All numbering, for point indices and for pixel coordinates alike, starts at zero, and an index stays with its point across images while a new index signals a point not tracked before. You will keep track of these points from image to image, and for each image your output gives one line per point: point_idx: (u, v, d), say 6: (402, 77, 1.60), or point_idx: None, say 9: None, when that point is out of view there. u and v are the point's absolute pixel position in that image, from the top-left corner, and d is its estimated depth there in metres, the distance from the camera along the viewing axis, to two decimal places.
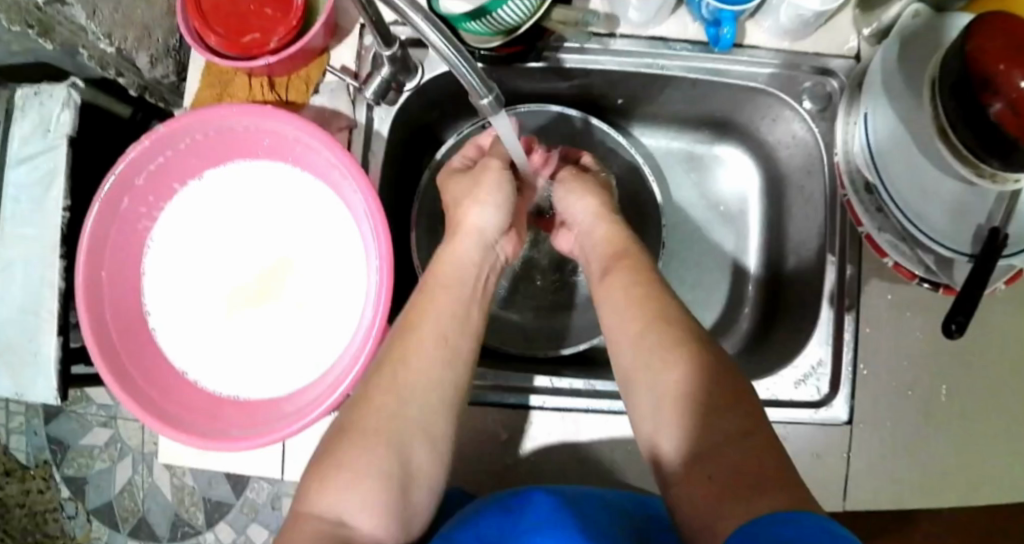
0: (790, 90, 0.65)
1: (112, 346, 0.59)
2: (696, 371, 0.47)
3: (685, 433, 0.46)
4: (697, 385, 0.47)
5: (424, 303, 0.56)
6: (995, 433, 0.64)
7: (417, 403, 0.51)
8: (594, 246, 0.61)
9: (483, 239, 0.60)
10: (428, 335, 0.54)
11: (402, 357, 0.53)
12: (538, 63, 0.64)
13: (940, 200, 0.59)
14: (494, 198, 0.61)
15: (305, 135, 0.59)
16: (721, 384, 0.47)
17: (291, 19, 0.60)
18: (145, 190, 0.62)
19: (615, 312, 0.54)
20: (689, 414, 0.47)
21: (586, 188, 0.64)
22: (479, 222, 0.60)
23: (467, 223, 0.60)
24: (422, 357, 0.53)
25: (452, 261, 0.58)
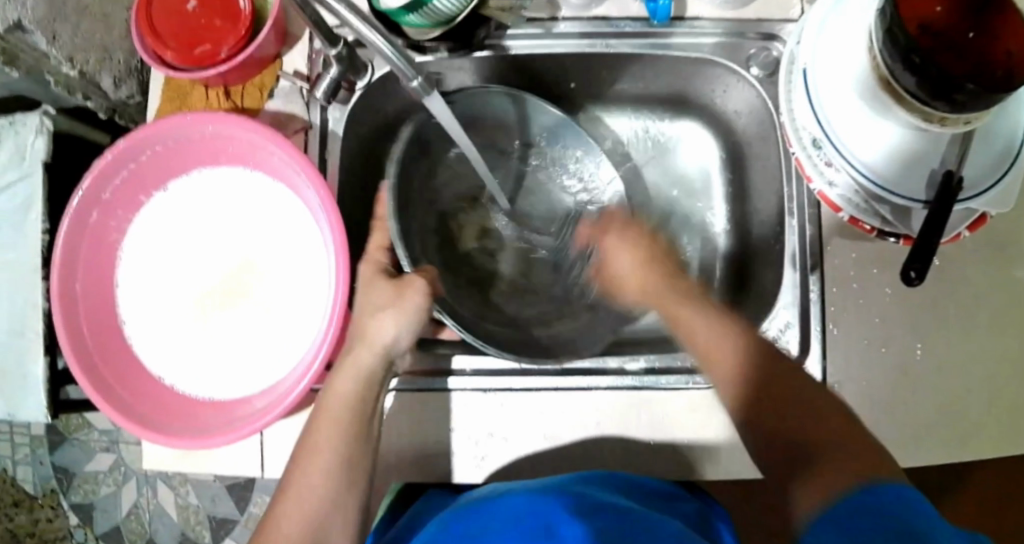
0: (735, 57, 0.65)
1: (90, 356, 0.60)
2: (748, 344, 0.52)
3: (739, 380, 0.51)
4: (754, 358, 0.51)
5: (311, 452, 0.54)
6: (979, 385, 0.63)
7: (316, 527, 0.51)
8: (626, 267, 0.60)
9: (371, 363, 0.56)
10: (318, 489, 0.53)
11: (283, 511, 0.52)
12: (483, 53, 0.66)
13: (892, 149, 0.57)
14: (404, 315, 0.58)
15: (258, 137, 0.60)
16: (768, 368, 0.51)
17: (239, 29, 0.62)
18: (114, 204, 0.63)
19: (620, 252, 0.61)
20: (771, 396, 0.49)
21: (622, 240, 0.61)
22: (382, 337, 0.57)
23: (367, 341, 0.57)
24: (304, 516, 0.51)
25: (340, 400, 0.55)
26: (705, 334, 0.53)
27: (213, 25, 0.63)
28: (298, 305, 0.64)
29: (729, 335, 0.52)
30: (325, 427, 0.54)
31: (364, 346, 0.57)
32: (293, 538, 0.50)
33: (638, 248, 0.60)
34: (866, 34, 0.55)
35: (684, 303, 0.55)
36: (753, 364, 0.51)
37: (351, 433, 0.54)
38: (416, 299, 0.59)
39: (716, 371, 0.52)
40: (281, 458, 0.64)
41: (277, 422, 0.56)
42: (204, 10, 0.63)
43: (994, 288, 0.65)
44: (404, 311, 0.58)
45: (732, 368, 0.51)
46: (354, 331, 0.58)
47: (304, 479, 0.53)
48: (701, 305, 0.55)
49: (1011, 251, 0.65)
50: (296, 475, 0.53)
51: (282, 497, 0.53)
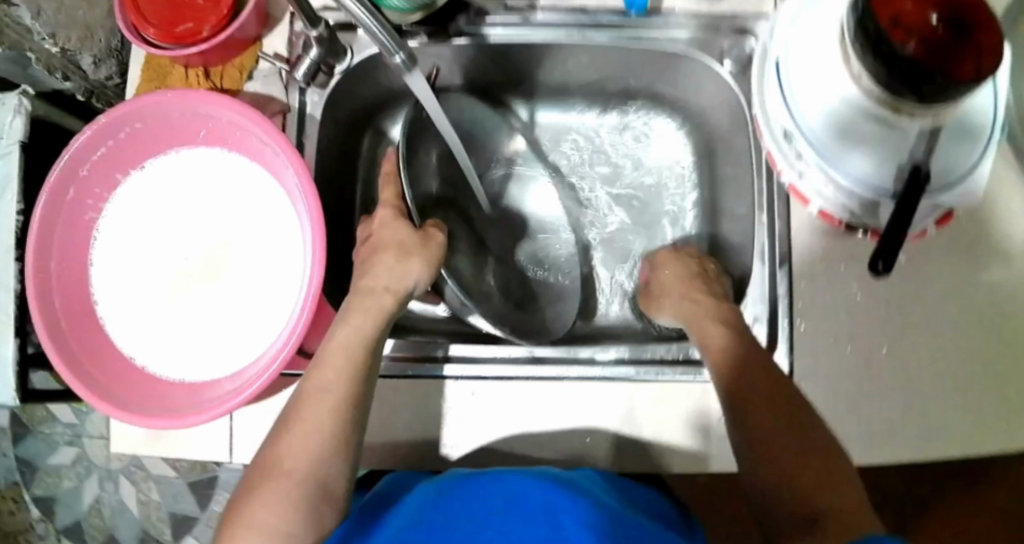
0: (710, 51, 0.66)
1: (59, 332, 0.60)
2: (734, 337, 0.58)
3: (730, 333, 0.58)
4: (734, 347, 0.57)
5: (319, 391, 0.54)
6: (945, 384, 0.63)
7: (320, 461, 0.52)
8: (670, 290, 0.66)
9: (391, 299, 0.59)
10: (324, 422, 0.53)
11: (286, 445, 0.52)
12: (462, 40, 0.66)
13: (859, 143, 0.59)
14: (423, 258, 0.61)
15: (238, 117, 0.61)
16: (765, 371, 0.55)
17: (221, 9, 0.63)
18: (91, 181, 0.63)
19: (674, 274, 0.68)
20: (751, 382, 0.54)
21: (679, 265, 0.68)
22: (405, 277, 0.60)
23: (392, 278, 0.60)
24: (311, 448, 0.52)
25: (354, 341, 0.56)
26: (710, 329, 0.59)
27: (196, 4, 0.63)
28: (271, 287, 0.64)
29: (713, 331, 0.59)
30: (336, 360, 0.55)
31: (387, 283, 0.60)
32: (294, 472, 0.51)
33: (703, 269, 0.67)
34: (839, 29, 0.56)
35: (703, 305, 0.62)
36: (731, 352, 0.57)
37: (360, 368, 0.55)
38: (438, 248, 0.63)
39: (705, 336, 0.59)
40: (247, 440, 0.63)
41: (244, 400, 0.56)
42: None
43: (961, 286, 0.65)
44: (429, 260, 0.62)
45: (722, 328, 0.59)
46: (376, 270, 0.60)
47: (305, 416, 0.53)
48: (725, 309, 0.61)
49: (978, 250, 0.66)
50: (299, 414, 0.54)
51: (285, 433, 0.53)
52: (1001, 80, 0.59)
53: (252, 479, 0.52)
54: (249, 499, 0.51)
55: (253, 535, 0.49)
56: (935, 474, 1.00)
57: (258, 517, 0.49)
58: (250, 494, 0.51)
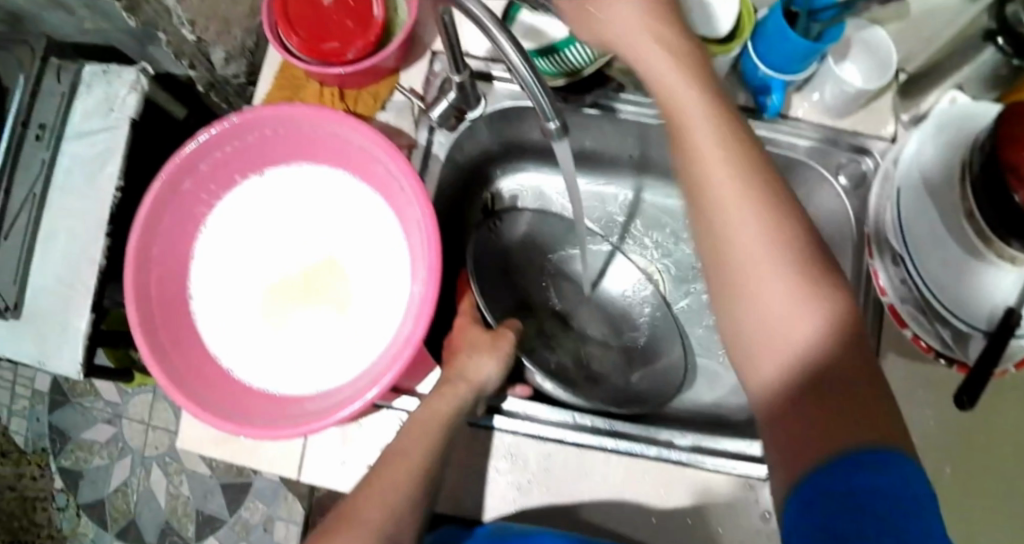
0: (826, 163, 0.69)
1: (153, 321, 0.60)
2: (836, 320, 0.40)
3: (830, 318, 0.40)
4: (835, 347, 0.39)
5: (397, 468, 0.54)
6: (999, 519, 0.66)
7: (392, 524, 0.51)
8: (654, 68, 0.45)
9: (467, 392, 0.60)
10: (403, 487, 0.53)
11: (362, 516, 0.50)
12: (592, 110, 0.67)
13: (964, 276, 0.60)
14: (496, 358, 0.63)
15: (370, 144, 0.61)
16: (858, 377, 0.39)
17: (369, 34, 0.64)
18: (210, 178, 0.64)
19: (706, 123, 0.43)
20: (832, 384, 0.39)
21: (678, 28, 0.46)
22: (481, 372, 0.61)
23: (468, 369, 0.61)
24: (388, 510, 0.51)
25: (431, 424, 0.57)
26: (751, 276, 0.41)
27: (345, 24, 0.65)
28: (371, 314, 0.65)
29: (816, 306, 0.40)
30: (423, 431, 0.56)
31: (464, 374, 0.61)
32: (369, 530, 0.50)
33: (694, 51, 0.46)
34: (959, 162, 0.59)
35: (750, 204, 0.41)
36: (820, 358, 0.39)
37: (441, 446, 0.56)
38: (507, 346, 0.65)
39: (760, 294, 0.41)
40: (321, 461, 0.64)
41: (335, 426, 0.56)
42: (339, 10, 0.65)
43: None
44: (500, 358, 0.64)
45: (817, 313, 0.40)
46: (454, 365, 0.62)
47: (379, 489, 0.52)
48: (756, 153, 0.43)
49: None
50: (373, 486, 0.52)
51: (359, 501, 0.52)
52: None
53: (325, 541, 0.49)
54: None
55: None
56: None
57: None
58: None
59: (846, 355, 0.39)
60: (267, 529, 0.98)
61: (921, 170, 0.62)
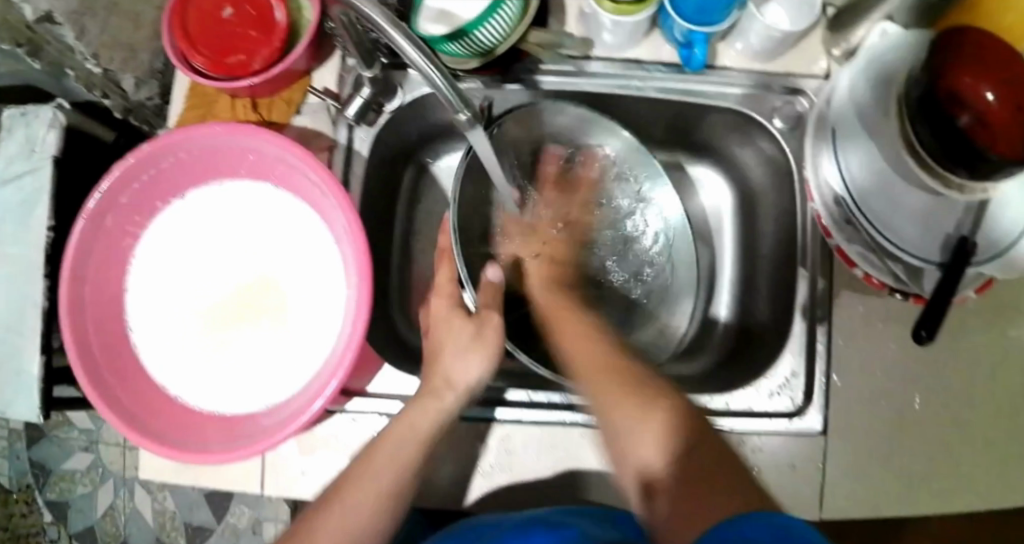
0: (760, 108, 0.66)
1: (94, 361, 0.59)
2: (675, 420, 0.49)
3: (659, 435, 0.48)
4: (678, 428, 0.48)
5: (360, 505, 0.52)
6: (968, 442, 0.65)
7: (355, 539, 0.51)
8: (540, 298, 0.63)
9: (448, 400, 0.58)
10: (369, 504, 0.52)
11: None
12: (514, 86, 0.66)
13: (911, 213, 0.60)
14: (485, 355, 0.59)
15: (287, 154, 0.60)
16: (690, 450, 0.47)
17: (274, 41, 0.62)
18: (131, 209, 0.63)
19: (576, 340, 0.56)
20: (694, 468, 0.46)
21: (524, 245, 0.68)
22: (466, 377, 0.59)
23: (453, 376, 0.58)
24: (349, 529, 0.51)
25: (403, 454, 0.54)
26: (620, 400, 0.51)
27: (250, 35, 0.63)
28: (311, 322, 0.64)
29: (648, 411, 0.49)
30: (396, 443, 0.55)
31: (448, 381, 0.58)
32: None
33: (566, 308, 0.61)
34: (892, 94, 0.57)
35: (596, 371, 0.53)
36: (673, 429, 0.48)
37: (421, 459, 0.55)
38: (496, 337, 0.60)
39: (630, 442, 0.49)
40: (282, 475, 0.64)
41: (284, 443, 0.56)
42: (240, 19, 0.62)
43: (988, 348, 0.67)
44: (491, 354, 0.59)
45: (641, 408, 0.49)
46: (431, 390, 0.58)
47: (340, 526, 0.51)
48: (598, 332, 0.57)
49: (1008, 312, 0.67)
50: (333, 522, 0.51)
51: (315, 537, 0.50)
52: None
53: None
54: None
55: None
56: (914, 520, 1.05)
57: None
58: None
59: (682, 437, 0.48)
60: (255, 532, 1.00)
61: (857, 108, 0.60)
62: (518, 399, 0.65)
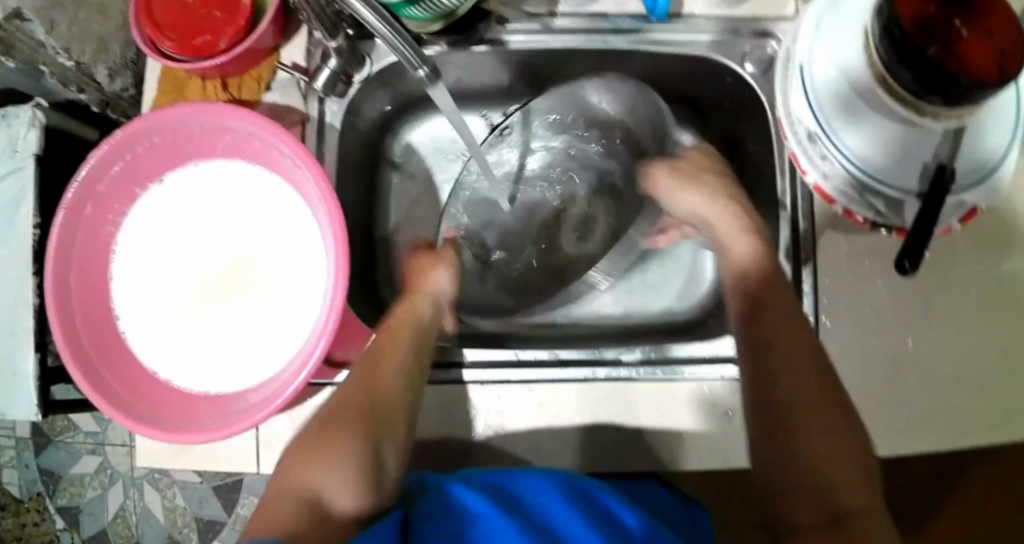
0: (730, 53, 0.66)
1: (83, 348, 0.60)
2: (761, 253, 0.58)
3: (755, 248, 0.58)
4: (765, 270, 0.56)
5: (382, 373, 0.54)
6: (969, 376, 0.64)
7: (388, 406, 0.52)
8: (661, 178, 0.67)
9: (428, 306, 0.61)
10: (390, 376, 0.54)
11: (345, 415, 0.50)
12: (482, 47, 0.66)
13: (887, 146, 0.58)
14: (449, 267, 0.65)
15: (257, 128, 0.60)
16: (795, 339, 0.52)
17: (238, 20, 0.63)
18: (109, 197, 0.63)
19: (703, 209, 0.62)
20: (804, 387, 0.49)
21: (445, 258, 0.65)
22: (435, 285, 0.63)
23: (424, 287, 0.62)
24: (379, 390, 0.52)
25: (407, 336, 0.57)
26: (735, 232, 0.59)
27: (213, 15, 0.63)
28: (295, 296, 0.64)
29: (756, 244, 0.58)
30: (395, 329, 0.57)
31: (421, 291, 0.62)
32: (355, 415, 0.50)
33: (707, 162, 0.66)
34: (863, 29, 0.55)
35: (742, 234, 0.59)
36: (766, 271, 0.56)
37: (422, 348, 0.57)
38: (452, 257, 0.66)
39: (743, 266, 0.57)
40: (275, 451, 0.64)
41: (273, 414, 0.56)
42: (203, 1, 0.63)
43: (982, 278, 0.65)
44: (451, 267, 0.65)
45: (750, 243, 0.59)
46: (412, 295, 0.62)
47: (368, 393, 0.52)
48: (716, 185, 0.63)
49: (998, 242, 0.66)
50: (359, 388, 0.53)
51: (348, 401, 0.51)
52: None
53: (300, 459, 0.47)
54: (310, 448, 0.48)
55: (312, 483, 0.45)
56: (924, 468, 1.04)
57: (328, 482, 0.46)
58: (312, 457, 0.47)
59: (768, 285, 0.55)
60: None
61: (824, 42, 0.59)
62: (509, 358, 0.66)
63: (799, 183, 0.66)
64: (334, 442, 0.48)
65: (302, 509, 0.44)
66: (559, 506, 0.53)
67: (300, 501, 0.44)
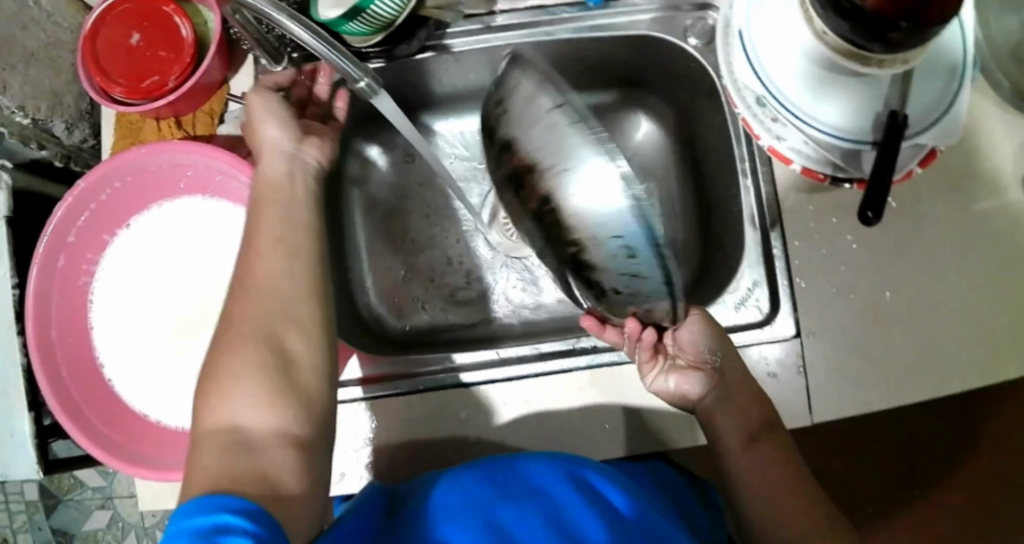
0: (672, 29, 0.67)
1: (72, 399, 0.60)
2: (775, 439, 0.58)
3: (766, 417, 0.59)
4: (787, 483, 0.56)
5: (256, 269, 0.51)
6: (953, 319, 0.63)
7: (276, 300, 0.50)
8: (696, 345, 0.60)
9: (278, 179, 0.56)
10: (268, 270, 0.51)
11: (236, 331, 0.49)
12: (427, 54, 0.68)
13: (838, 98, 0.58)
14: (271, 111, 0.57)
15: (214, 161, 0.61)
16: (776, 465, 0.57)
17: (183, 57, 0.63)
18: (79, 246, 0.64)
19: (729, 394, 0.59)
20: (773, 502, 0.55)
21: (261, 104, 0.58)
22: (270, 138, 0.57)
23: (260, 146, 0.57)
24: (263, 290, 0.50)
25: (276, 209, 0.54)
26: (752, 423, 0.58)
27: (159, 56, 0.64)
28: None
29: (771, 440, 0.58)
30: (264, 213, 0.54)
31: (263, 152, 0.57)
32: (248, 330, 0.49)
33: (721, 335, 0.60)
34: None
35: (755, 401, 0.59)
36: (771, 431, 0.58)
37: (297, 221, 0.54)
38: (259, 99, 0.58)
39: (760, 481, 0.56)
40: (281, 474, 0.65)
41: None
42: (148, 43, 0.64)
43: (953, 219, 0.65)
44: (263, 108, 0.57)
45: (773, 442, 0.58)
46: (261, 163, 0.57)
47: (251, 297, 0.51)
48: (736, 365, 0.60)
49: (963, 182, 0.66)
50: (246, 298, 0.51)
51: (231, 319, 0.50)
52: (966, 13, 0.60)
53: (208, 396, 0.47)
54: (210, 375, 0.48)
55: (222, 408, 0.46)
56: (918, 419, 1.05)
57: (242, 403, 0.46)
58: (220, 388, 0.47)
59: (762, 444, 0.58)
60: None
61: (760, 5, 0.59)
62: (489, 357, 0.68)
63: (755, 146, 0.67)
64: (232, 368, 0.47)
65: (229, 442, 0.44)
66: (567, 491, 0.55)
67: (224, 432, 0.45)
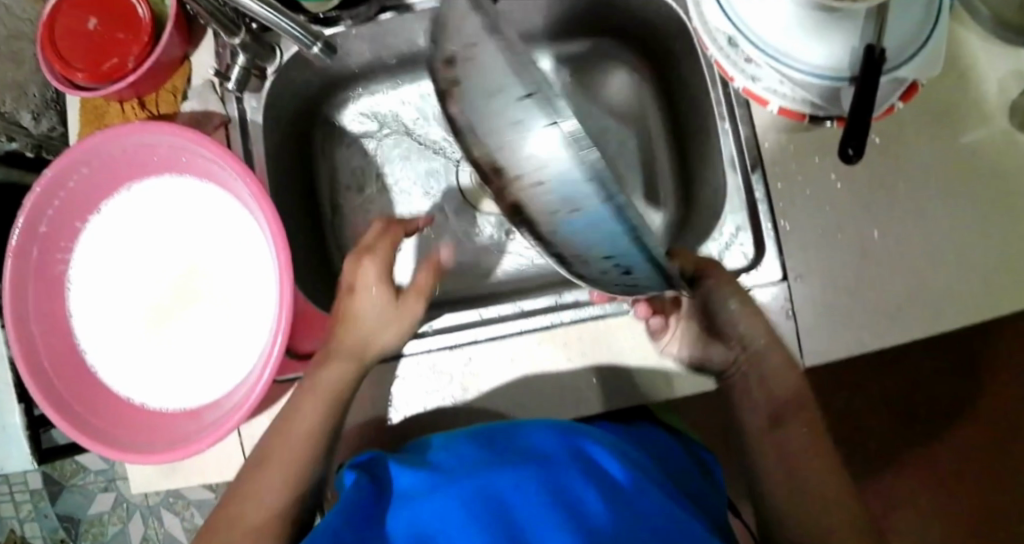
0: None
1: (55, 390, 0.60)
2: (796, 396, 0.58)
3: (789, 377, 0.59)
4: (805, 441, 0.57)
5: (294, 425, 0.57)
6: (943, 253, 0.62)
7: (298, 461, 0.56)
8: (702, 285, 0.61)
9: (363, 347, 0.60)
10: (309, 429, 0.57)
11: (263, 481, 0.55)
12: (388, 14, 0.66)
13: (813, 34, 0.56)
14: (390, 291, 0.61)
15: (180, 139, 0.60)
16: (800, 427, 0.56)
17: (141, 37, 0.62)
18: (52, 237, 0.63)
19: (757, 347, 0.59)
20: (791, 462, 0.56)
21: (400, 319, 0.61)
22: (382, 343, 0.60)
23: (361, 319, 0.60)
24: (296, 450, 0.56)
25: (330, 370, 0.59)
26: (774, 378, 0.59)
27: (117, 38, 0.63)
28: (251, 298, 0.64)
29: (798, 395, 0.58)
30: (323, 376, 0.59)
31: (354, 321, 0.61)
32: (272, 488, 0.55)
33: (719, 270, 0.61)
34: None
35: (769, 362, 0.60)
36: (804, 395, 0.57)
37: (349, 385, 0.59)
38: (413, 305, 0.61)
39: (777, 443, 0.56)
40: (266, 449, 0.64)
41: (243, 419, 0.55)
42: (105, 26, 0.62)
43: (940, 152, 0.63)
44: (405, 325, 0.61)
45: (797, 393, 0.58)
46: (342, 335, 0.61)
47: (281, 451, 0.56)
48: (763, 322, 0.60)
49: (948, 112, 0.64)
50: (273, 447, 0.57)
51: (256, 471, 0.56)
52: None
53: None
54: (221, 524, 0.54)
55: None
56: (918, 361, 1.04)
57: None
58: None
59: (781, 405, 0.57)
60: None
61: None
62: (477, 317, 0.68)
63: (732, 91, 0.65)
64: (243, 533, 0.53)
65: None
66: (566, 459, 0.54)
67: None
